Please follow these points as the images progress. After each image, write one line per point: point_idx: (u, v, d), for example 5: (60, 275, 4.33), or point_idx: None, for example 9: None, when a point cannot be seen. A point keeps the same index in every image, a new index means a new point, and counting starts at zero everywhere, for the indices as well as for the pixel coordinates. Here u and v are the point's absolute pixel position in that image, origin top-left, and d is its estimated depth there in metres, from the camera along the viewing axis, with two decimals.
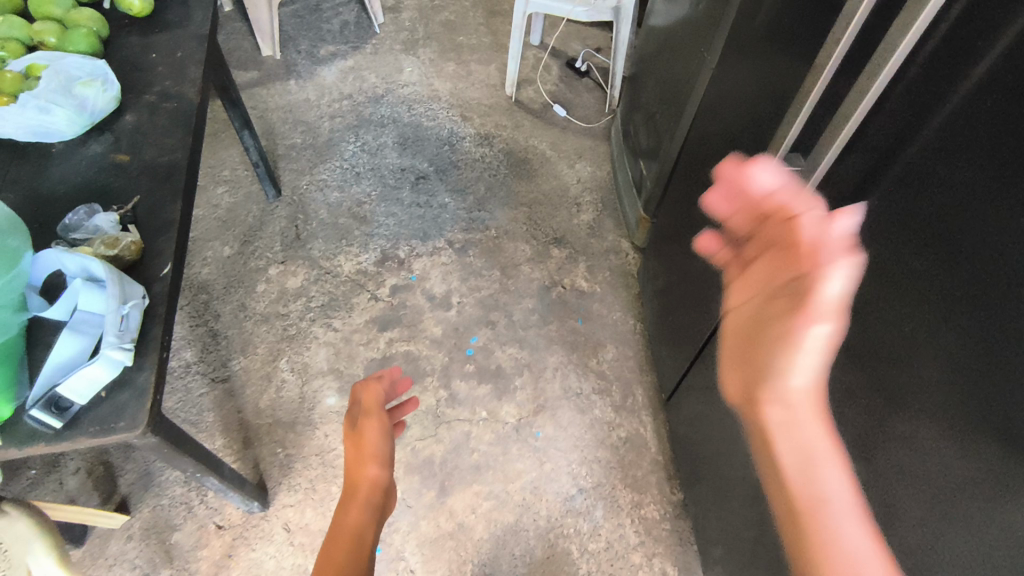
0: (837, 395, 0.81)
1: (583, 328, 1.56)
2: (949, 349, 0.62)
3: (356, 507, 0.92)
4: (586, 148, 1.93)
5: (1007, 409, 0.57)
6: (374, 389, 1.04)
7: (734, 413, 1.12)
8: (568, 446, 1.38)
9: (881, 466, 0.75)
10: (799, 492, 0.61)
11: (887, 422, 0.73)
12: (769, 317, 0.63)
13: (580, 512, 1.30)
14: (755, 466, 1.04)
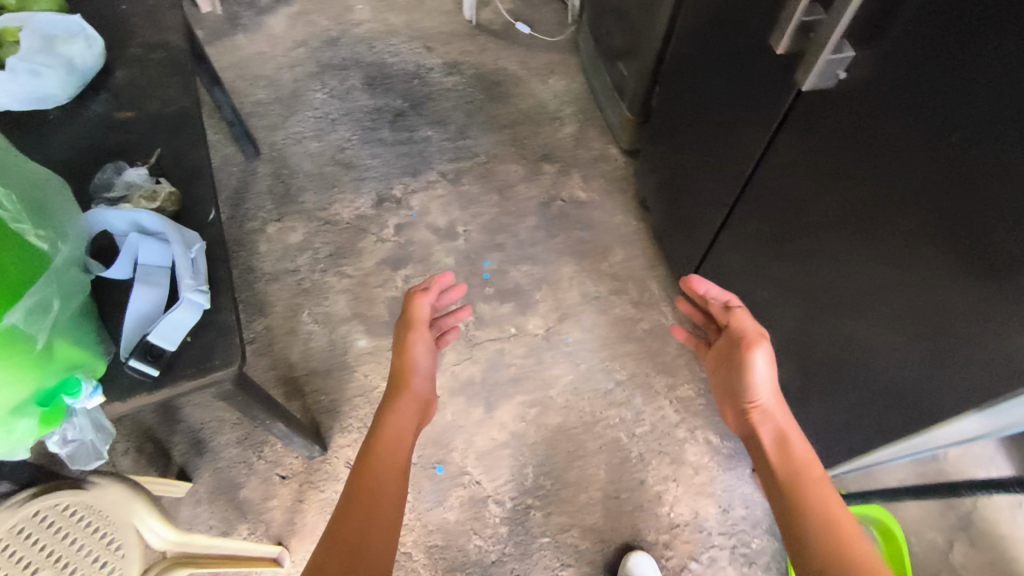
0: (839, 263, 0.92)
1: (588, 237, 1.60)
2: (944, 192, 0.70)
3: (401, 407, 1.01)
4: (556, 62, 1.91)
5: (996, 238, 0.66)
6: (423, 302, 1.12)
7: (745, 286, 1.23)
8: (597, 346, 1.45)
9: (880, 316, 0.86)
10: (779, 466, 0.87)
11: (885, 279, 0.83)
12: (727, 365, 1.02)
13: (621, 402, 1.38)
14: (772, 328, 1.17)
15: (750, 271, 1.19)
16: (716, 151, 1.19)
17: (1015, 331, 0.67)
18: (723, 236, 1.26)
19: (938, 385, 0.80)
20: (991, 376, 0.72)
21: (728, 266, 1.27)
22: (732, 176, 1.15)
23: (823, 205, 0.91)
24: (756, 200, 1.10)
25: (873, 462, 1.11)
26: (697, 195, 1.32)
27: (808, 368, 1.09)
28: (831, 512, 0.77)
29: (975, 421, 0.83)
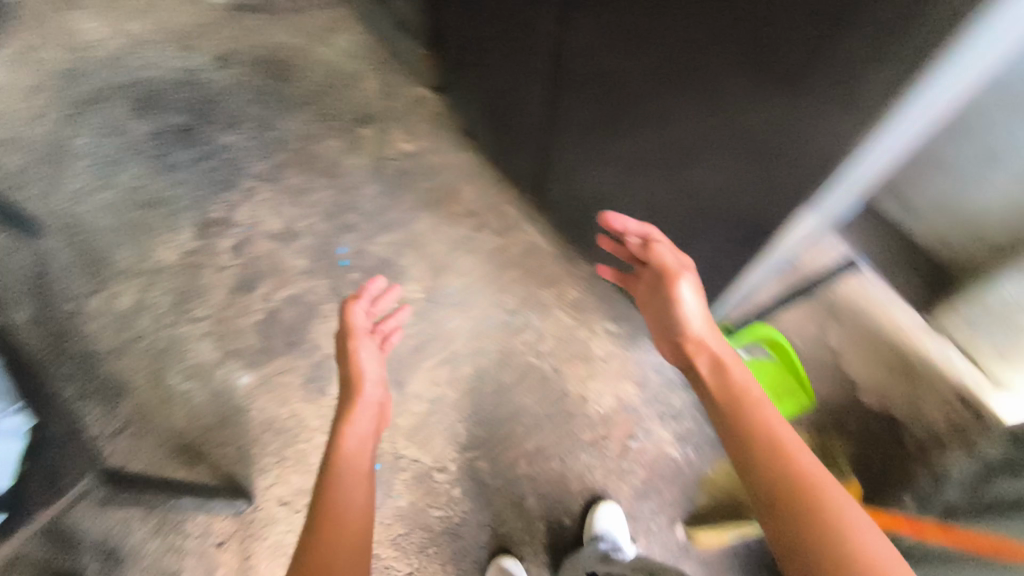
0: (666, 117, 0.93)
1: (432, 185, 1.56)
2: (721, 17, 0.71)
3: (359, 408, 1.02)
4: (333, 15, 1.76)
5: (774, 41, 0.67)
6: (354, 310, 1.17)
7: (594, 178, 1.24)
8: (479, 286, 1.45)
9: (713, 153, 0.89)
10: (717, 385, 0.86)
11: (711, 120, 0.85)
12: (659, 300, 1.05)
13: (520, 328, 1.41)
14: (632, 207, 1.20)
15: (594, 161, 1.20)
16: (522, 42, 1.15)
17: (816, 128, 0.71)
18: (553, 129, 1.25)
19: (778, 197, 0.85)
20: (811, 173, 0.77)
21: (571, 166, 1.28)
22: (545, 73, 1.14)
23: (633, 64, 0.91)
24: (574, 88, 1.09)
25: (748, 282, 1.19)
26: (517, 101, 1.30)
27: (671, 230, 1.14)
28: (769, 422, 0.76)
29: (814, 214, 0.89)
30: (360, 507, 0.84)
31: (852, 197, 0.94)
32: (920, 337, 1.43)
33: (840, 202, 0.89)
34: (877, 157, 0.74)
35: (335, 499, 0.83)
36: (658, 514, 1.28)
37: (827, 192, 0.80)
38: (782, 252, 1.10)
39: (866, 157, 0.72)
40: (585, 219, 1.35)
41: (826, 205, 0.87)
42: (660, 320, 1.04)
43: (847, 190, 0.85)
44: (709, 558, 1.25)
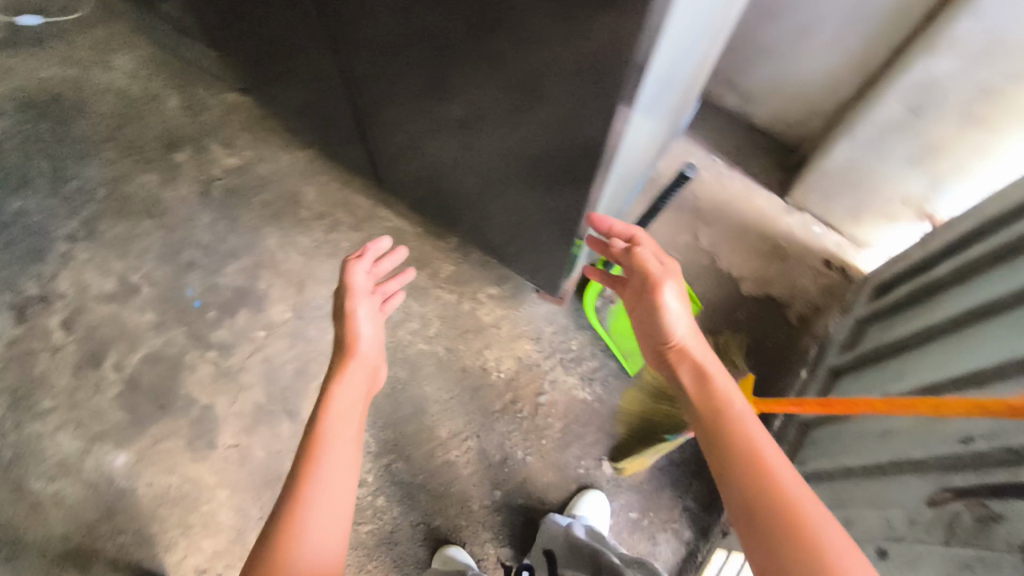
0: (463, 65, 0.84)
1: (271, 196, 1.45)
2: None
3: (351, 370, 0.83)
4: (105, 36, 1.56)
5: None
6: (356, 267, 0.96)
7: (432, 148, 1.15)
8: None
9: (514, 95, 0.81)
10: (702, 401, 0.73)
11: (501, 56, 0.75)
12: (640, 306, 0.91)
13: (401, 319, 1.37)
14: (476, 173, 1.12)
15: (424, 131, 1.11)
16: (303, 12, 1.01)
17: (589, 53, 0.64)
18: (368, 103, 1.14)
19: (580, 133, 0.78)
20: (602, 103, 0.70)
21: (405, 140, 1.18)
22: (339, 49, 1.03)
23: (413, 11, 0.81)
24: (371, 57, 0.98)
25: (614, 206, 1.21)
26: (323, 82, 1.18)
27: (512, 187, 1.07)
28: (763, 450, 0.62)
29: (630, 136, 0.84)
30: (337, 503, 0.67)
31: (662, 104, 0.90)
32: (783, 214, 1.51)
33: (652, 109, 0.85)
34: (657, 63, 0.68)
35: (309, 488, 0.67)
36: (584, 456, 1.29)
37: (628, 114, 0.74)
38: (624, 175, 1.07)
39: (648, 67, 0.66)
40: (439, 191, 1.28)
41: (635, 123, 0.82)
42: (641, 326, 0.90)
43: (651, 99, 0.80)
44: (642, 483, 1.27)
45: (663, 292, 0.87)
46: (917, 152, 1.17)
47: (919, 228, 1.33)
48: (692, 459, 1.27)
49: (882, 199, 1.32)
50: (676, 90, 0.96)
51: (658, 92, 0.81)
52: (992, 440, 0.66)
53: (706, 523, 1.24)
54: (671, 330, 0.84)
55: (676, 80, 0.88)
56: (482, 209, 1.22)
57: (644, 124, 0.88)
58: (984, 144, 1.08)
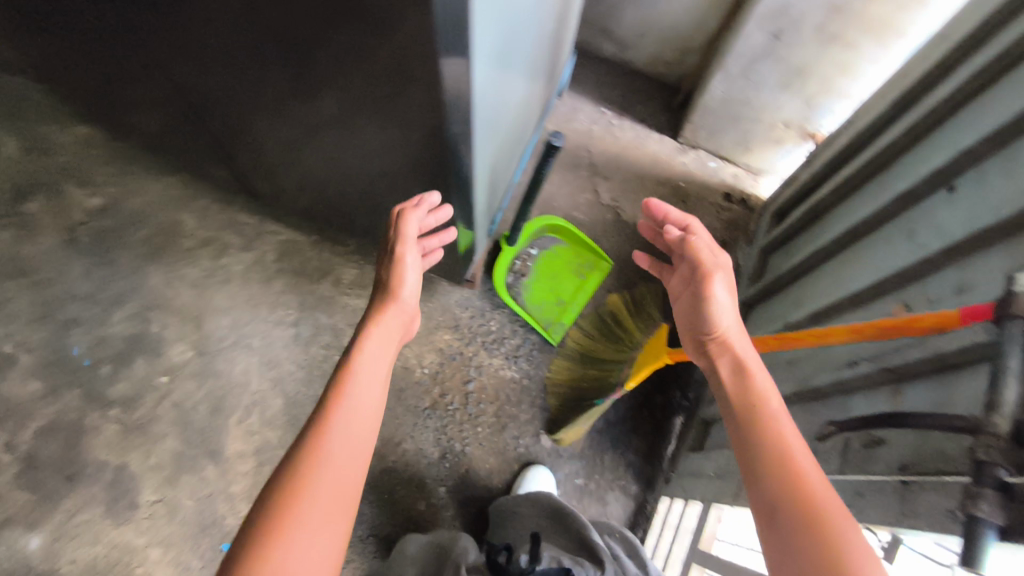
0: (301, 70, 0.76)
1: (146, 231, 1.32)
2: None
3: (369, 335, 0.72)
4: None
5: None
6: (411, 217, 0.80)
7: (306, 161, 1.08)
8: (250, 314, 1.31)
9: (360, 97, 0.75)
10: (748, 418, 0.59)
11: (335, 54, 0.68)
12: (685, 291, 0.74)
13: (312, 335, 1.32)
14: (359, 177, 1.05)
15: (291, 145, 1.03)
16: (119, 29, 0.90)
17: (419, 53, 0.59)
18: (218, 119, 1.05)
19: (435, 130, 0.73)
20: (447, 101, 0.66)
21: (277, 156, 1.11)
22: (176, 72, 0.95)
23: (230, 19, 0.72)
24: (211, 77, 0.90)
25: (501, 177, 1.18)
26: (167, 102, 1.07)
27: (394, 184, 1.01)
28: (823, 511, 0.50)
29: (487, 121, 0.79)
30: (343, 483, 0.58)
31: (513, 74, 0.86)
32: (679, 155, 1.50)
33: (503, 86, 0.80)
34: (490, 49, 0.64)
35: (315, 467, 0.57)
36: (522, 435, 1.28)
37: (477, 108, 0.69)
38: (499, 149, 1.03)
39: (483, 58, 0.62)
40: (327, 199, 1.22)
41: (488, 107, 0.77)
42: (682, 313, 0.74)
43: (498, 79, 0.76)
44: (582, 448, 1.27)
45: (713, 283, 0.69)
46: (787, 74, 1.17)
47: (804, 147, 1.34)
48: (628, 415, 1.29)
49: (765, 126, 1.33)
50: (528, 54, 0.92)
51: (504, 67, 0.76)
52: (874, 362, 0.67)
53: (650, 473, 1.27)
54: (712, 319, 0.69)
55: (522, 46, 0.83)
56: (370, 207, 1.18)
57: (500, 102, 0.84)
58: (846, 59, 1.09)
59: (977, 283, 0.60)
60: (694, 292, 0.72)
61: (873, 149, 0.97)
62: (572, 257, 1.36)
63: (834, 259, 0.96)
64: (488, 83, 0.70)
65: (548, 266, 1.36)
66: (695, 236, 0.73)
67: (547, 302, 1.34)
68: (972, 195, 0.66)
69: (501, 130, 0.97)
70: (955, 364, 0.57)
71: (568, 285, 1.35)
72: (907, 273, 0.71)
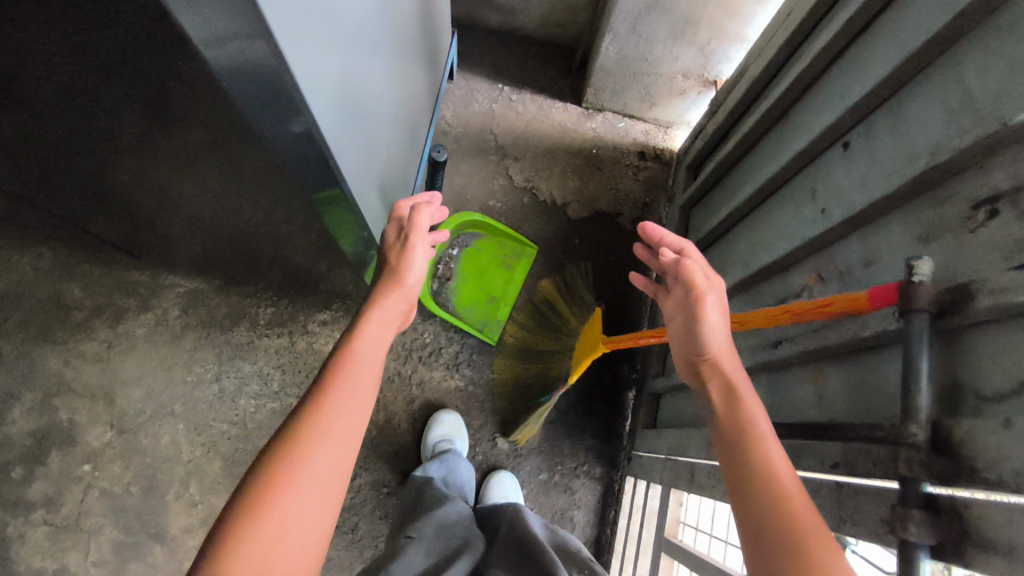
0: None
1: (25, 312, 1.19)
2: None
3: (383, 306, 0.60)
4: None
5: None
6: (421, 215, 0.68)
7: (182, 206, 0.93)
8: (164, 378, 1.21)
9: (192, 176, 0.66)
10: (754, 455, 0.51)
11: None
12: (676, 309, 0.65)
13: (238, 386, 1.23)
14: (250, 213, 0.90)
15: (158, 191, 0.88)
16: None
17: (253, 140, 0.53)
18: (63, 179, 0.92)
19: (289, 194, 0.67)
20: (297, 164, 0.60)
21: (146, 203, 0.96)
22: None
23: None
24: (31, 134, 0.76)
25: (398, 187, 1.11)
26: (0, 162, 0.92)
27: (287, 212, 0.86)
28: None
29: (350, 151, 0.73)
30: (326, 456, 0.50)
31: (371, 92, 0.78)
32: (586, 120, 1.44)
33: (359, 107, 0.73)
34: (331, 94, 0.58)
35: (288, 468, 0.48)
36: (478, 443, 1.24)
37: (335, 150, 0.64)
38: (383, 165, 0.96)
39: (325, 115, 0.56)
40: (219, 239, 1.07)
41: (346, 138, 0.70)
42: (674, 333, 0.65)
43: (350, 104, 0.69)
44: (541, 443, 1.25)
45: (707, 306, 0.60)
46: (675, 27, 1.12)
47: (708, 95, 1.30)
48: (580, 400, 1.27)
49: (664, 79, 1.28)
50: (385, 63, 0.84)
51: (352, 95, 0.69)
52: (796, 343, 0.65)
53: (611, 454, 1.26)
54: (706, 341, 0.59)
55: (372, 60, 0.76)
56: (264, 246, 1.07)
57: (362, 124, 0.77)
58: (730, 4, 1.03)
59: (880, 253, 0.58)
60: (687, 314, 0.62)
61: (769, 99, 0.94)
62: (495, 250, 1.31)
63: (749, 220, 0.93)
64: (337, 124, 0.63)
65: (473, 263, 1.30)
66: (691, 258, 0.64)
67: (478, 302, 1.29)
68: (864, 154, 0.64)
69: (377, 146, 0.89)
70: (872, 347, 0.55)
71: (498, 280, 1.30)
72: (814, 243, 0.68)
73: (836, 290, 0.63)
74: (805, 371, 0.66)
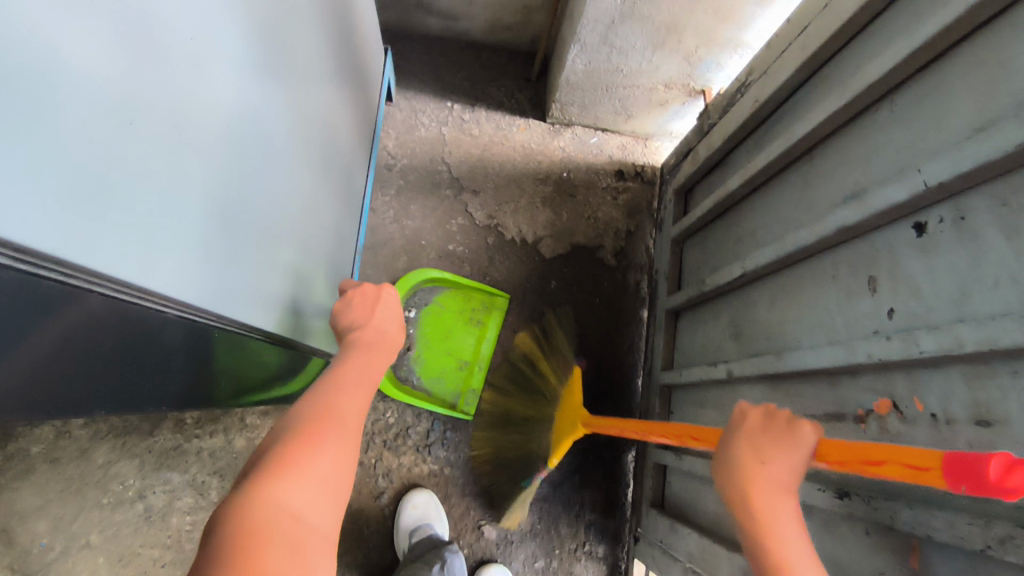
0: None
1: None
2: None
3: (384, 331, 0.63)
4: None
5: None
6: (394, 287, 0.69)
7: None
8: (74, 503, 1.00)
9: None
10: None
11: None
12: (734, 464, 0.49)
13: (168, 500, 1.03)
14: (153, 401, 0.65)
15: None
16: None
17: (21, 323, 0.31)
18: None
19: (141, 386, 0.44)
20: (122, 344, 0.38)
21: None
22: None
23: None
24: None
25: (333, 258, 0.90)
26: None
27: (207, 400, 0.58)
28: None
29: (249, 272, 0.54)
30: (339, 457, 0.47)
31: (273, 183, 0.59)
32: (553, 137, 1.25)
33: (252, 213, 0.53)
34: (172, 228, 0.37)
35: (299, 456, 0.44)
36: (461, 534, 1.07)
37: (201, 300, 0.43)
38: (307, 253, 0.75)
39: (158, 269, 0.36)
40: None
41: (238, 261, 0.50)
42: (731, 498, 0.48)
43: (242, 220, 0.51)
44: (534, 526, 1.09)
45: (770, 483, 0.45)
46: (656, 36, 0.92)
47: (694, 105, 1.12)
48: (574, 470, 1.11)
49: (642, 90, 1.09)
50: (290, 135, 0.63)
51: (237, 207, 0.49)
52: (884, 506, 0.49)
53: (614, 528, 1.11)
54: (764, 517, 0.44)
55: (265, 147, 0.55)
56: None
57: (261, 232, 0.56)
58: (724, 7, 0.85)
59: (1001, 410, 0.42)
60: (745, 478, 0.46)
61: (785, 134, 0.77)
62: (465, 304, 1.12)
63: (769, 284, 0.77)
64: (205, 260, 0.43)
65: (440, 321, 1.12)
66: (762, 432, 0.48)
67: (449, 367, 1.12)
68: (956, 250, 0.48)
69: (294, 241, 0.68)
70: (1004, 560, 0.40)
71: (469, 340, 1.12)
72: (885, 362, 0.52)
73: (927, 439, 0.48)
74: (887, 540, 0.50)
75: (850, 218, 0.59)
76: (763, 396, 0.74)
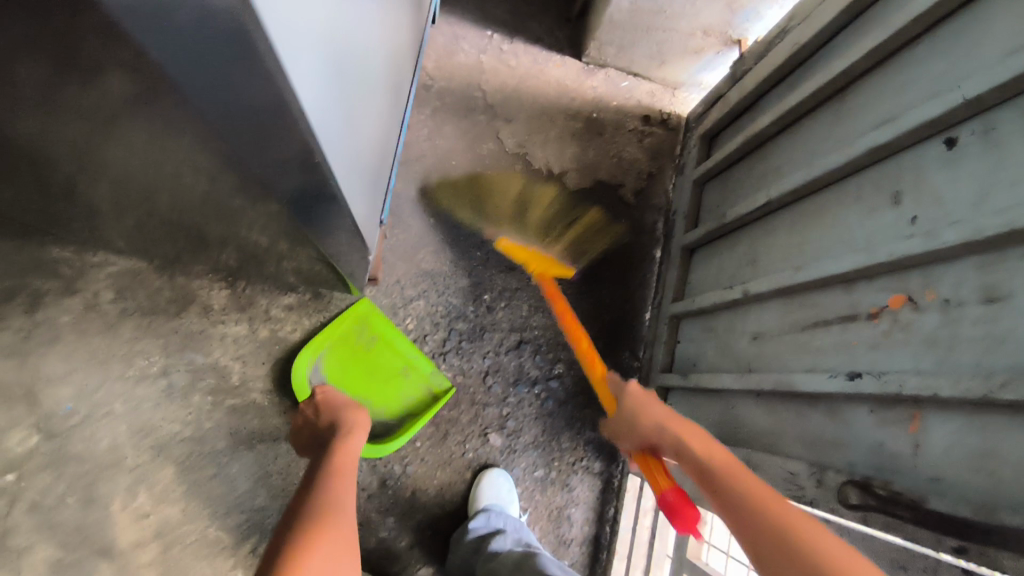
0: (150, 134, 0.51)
1: None
2: None
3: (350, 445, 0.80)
4: None
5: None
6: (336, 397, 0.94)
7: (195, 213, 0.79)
8: (96, 374, 1.03)
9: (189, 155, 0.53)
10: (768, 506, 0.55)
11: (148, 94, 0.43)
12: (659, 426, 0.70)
13: (191, 381, 1.06)
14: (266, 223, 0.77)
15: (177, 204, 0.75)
16: None
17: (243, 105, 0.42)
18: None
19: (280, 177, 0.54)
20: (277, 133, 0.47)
21: (126, 206, 0.83)
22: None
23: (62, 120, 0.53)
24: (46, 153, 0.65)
25: (384, 157, 0.95)
26: None
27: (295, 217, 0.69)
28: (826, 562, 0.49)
29: (339, 127, 0.59)
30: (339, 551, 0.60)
31: (362, 56, 0.64)
32: (586, 77, 1.29)
33: (347, 72, 0.58)
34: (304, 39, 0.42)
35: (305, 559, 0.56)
36: (467, 440, 1.14)
37: (311, 119, 0.49)
38: (369, 138, 0.79)
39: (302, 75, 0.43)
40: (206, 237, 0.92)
41: (334, 110, 0.56)
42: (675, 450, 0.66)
43: (341, 74, 0.55)
44: (536, 437, 1.16)
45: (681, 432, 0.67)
46: None
47: (727, 55, 1.16)
48: (578, 390, 1.18)
49: (680, 35, 1.13)
50: (376, 13, 0.67)
51: (339, 51, 0.52)
52: (889, 380, 0.56)
53: (610, 447, 1.18)
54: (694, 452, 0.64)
55: (362, 10, 0.58)
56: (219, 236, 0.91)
57: (348, 93, 0.60)
58: None
59: (1010, 288, 0.49)
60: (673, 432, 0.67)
61: (821, 72, 0.82)
62: (345, 336, 1.09)
63: (791, 212, 0.83)
64: (319, 93, 0.49)
65: (350, 380, 1.09)
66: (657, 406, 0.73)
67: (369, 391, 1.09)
68: (981, 159, 0.54)
69: (363, 119, 0.72)
70: (999, 407, 0.47)
71: (381, 359, 1.10)
72: (905, 259, 0.59)
73: (937, 323, 0.54)
74: (892, 412, 0.57)
75: (884, 137, 0.65)
76: (777, 310, 0.80)
